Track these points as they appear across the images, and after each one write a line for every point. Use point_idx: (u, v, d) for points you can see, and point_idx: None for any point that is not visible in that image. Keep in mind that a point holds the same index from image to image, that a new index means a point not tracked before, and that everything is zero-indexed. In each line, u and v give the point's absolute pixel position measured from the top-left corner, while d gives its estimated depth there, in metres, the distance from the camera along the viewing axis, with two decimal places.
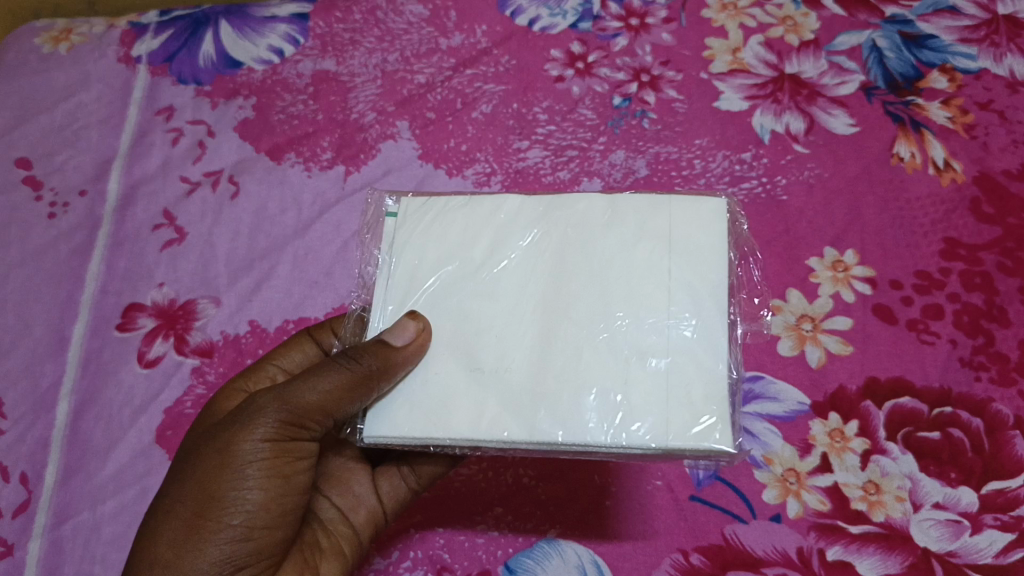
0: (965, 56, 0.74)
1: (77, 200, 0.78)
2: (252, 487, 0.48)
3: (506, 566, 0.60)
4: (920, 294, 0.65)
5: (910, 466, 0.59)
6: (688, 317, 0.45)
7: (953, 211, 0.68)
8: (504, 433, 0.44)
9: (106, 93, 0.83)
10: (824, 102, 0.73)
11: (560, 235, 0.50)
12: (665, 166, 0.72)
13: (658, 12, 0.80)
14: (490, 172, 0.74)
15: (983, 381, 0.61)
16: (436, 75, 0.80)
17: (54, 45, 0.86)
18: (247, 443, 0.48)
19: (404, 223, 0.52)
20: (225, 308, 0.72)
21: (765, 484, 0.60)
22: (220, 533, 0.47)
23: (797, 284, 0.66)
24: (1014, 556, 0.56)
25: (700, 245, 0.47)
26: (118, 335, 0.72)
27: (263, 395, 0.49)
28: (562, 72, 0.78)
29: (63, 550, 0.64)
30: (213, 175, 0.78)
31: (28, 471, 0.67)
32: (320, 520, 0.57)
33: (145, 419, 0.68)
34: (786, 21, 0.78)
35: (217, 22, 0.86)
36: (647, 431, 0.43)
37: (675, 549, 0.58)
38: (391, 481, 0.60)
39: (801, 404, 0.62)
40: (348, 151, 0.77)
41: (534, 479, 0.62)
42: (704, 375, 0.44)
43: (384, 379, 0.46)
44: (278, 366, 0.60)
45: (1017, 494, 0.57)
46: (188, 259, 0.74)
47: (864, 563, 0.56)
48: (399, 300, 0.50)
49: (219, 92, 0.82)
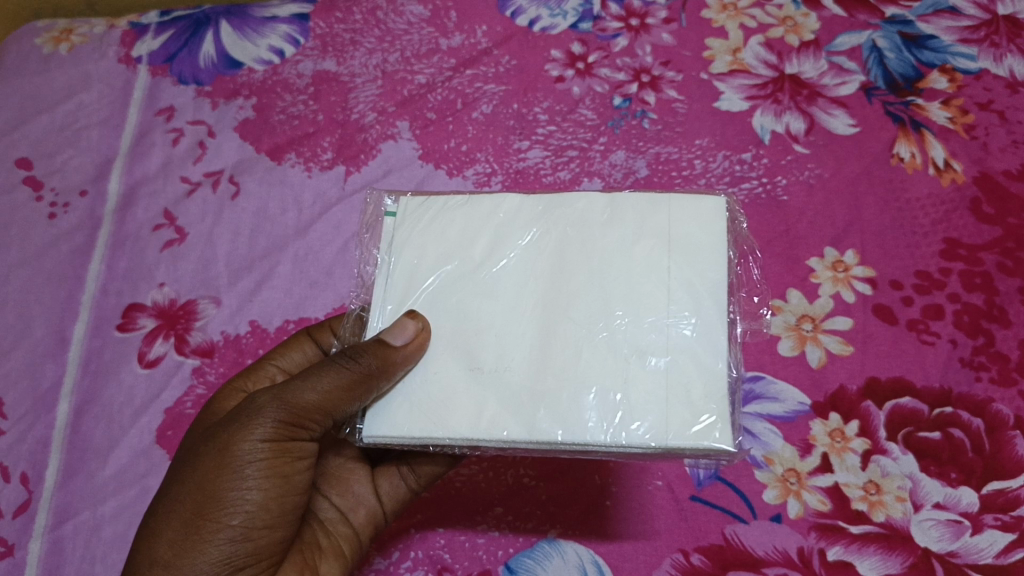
0: (965, 56, 0.74)
1: (78, 201, 0.78)
2: (252, 487, 0.48)
3: (507, 566, 0.60)
4: (920, 294, 0.65)
5: (911, 466, 0.59)
6: (688, 316, 0.45)
7: (953, 211, 0.68)
8: (503, 433, 0.44)
9: (106, 93, 0.83)
10: (824, 103, 0.73)
11: (559, 234, 0.50)
12: (665, 166, 0.72)
13: (658, 12, 0.80)
14: (490, 172, 0.74)
15: (983, 381, 0.61)
16: (437, 75, 0.80)
17: (55, 45, 0.87)
18: (247, 443, 0.48)
19: (404, 222, 0.52)
20: (225, 308, 0.72)
21: (765, 485, 0.60)
22: (219, 533, 0.47)
23: (797, 284, 0.66)
24: (1015, 557, 0.56)
25: (700, 243, 0.47)
26: (119, 335, 0.72)
27: (263, 395, 0.49)
28: (562, 72, 0.78)
29: (64, 550, 0.64)
30: (213, 175, 0.78)
31: (28, 471, 0.67)
32: (319, 520, 0.57)
33: (146, 419, 0.68)
34: (786, 21, 0.78)
35: (217, 22, 0.86)
36: (646, 430, 0.43)
37: (676, 549, 0.58)
38: (390, 481, 0.60)
39: (801, 404, 0.62)
40: (348, 151, 0.77)
41: (534, 480, 0.62)
42: (704, 374, 0.44)
43: (384, 379, 0.46)
44: (278, 366, 0.60)
45: (1017, 494, 0.57)
46: (189, 259, 0.74)
47: (865, 563, 0.56)
48: (399, 300, 0.50)
49: (220, 92, 0.82)
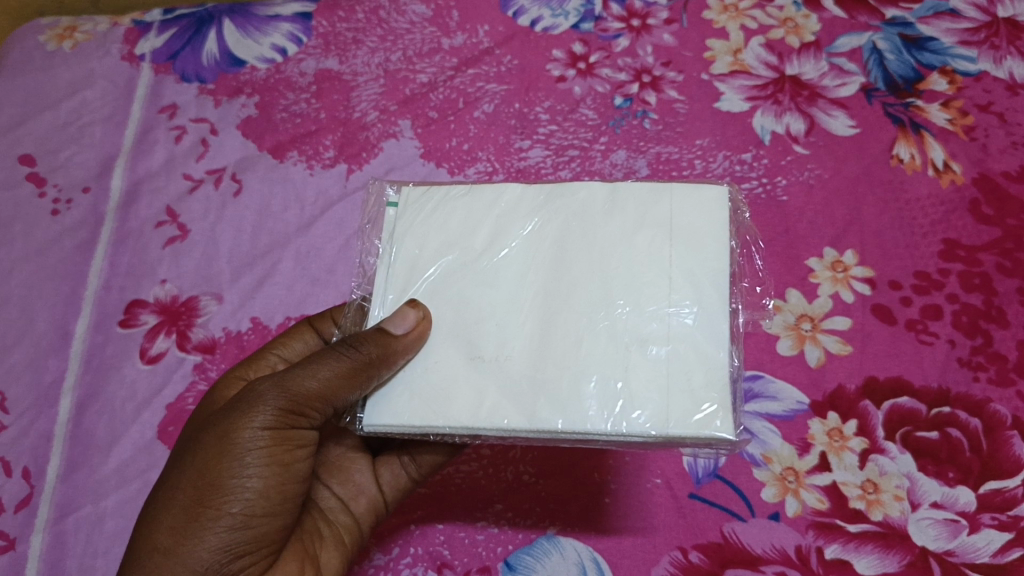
0: (965, 58, 0.74)
1: (80, 197, 0.78)
2: (252, 475, 0.48)
3: (506, 562, 0.60)
4: (919, 294, 0.65)
5: (909, 465, 0.59)
6: (689, 305, 0.46)
7: (953, 212, 0.68)
8: (504, 421, 0.44)
9: (109, 90, 0.84)
10: (825, 104, 0.74)
11: (561, 224, 0.50)
12: (666, 166, 0.72)
13: (659, 13, 0.80)
14: (492, 171, 0.75)
15: (981, 380, 0.61)
16: (439, 74, 0.80)
17: (58, 42, 0.87)
18: (247, 430, 0.48)
19: (405, 212, 0.52)
20: (227, 305, 0.72)
21: (764, 483, 0.60)
22: (219, 520, 0.47)
23: (797, 284, 0.66)
24: (1012, 556, 0.56)
25: (701, 233, 0.47)
26: (121, 330, 0.72)
27: (263, 382, 0.49)
28: (564, 72, 0.79)
29: (65, 545, 0.64)
30: (216, 172, 0.78)
31: (30, 466, 0.67)
32: (320, 509, 0.58)
33: (148, 415, 0.68)
34: (787, 22, 0.78)
35: (220, 21, 0.86)
36: (647, 419, 0.43)
37: (675, 547, 0.59)
38: (391, 471, 0.60)
39: (800, 403, 0.62)
40: (350, 149, 0.77)
41: (534, 476, 0.62)
42: (705, 363, 0.44)
43: (384, 367, 0.46)
44: (279, 355, 0.61)
45: (1014, 494, 0.57)
46: (191, 255, 0.75)
47: (863, 562, 0.57)
48: (400, 290, 0.50)
49: (222, 90, 0.82)
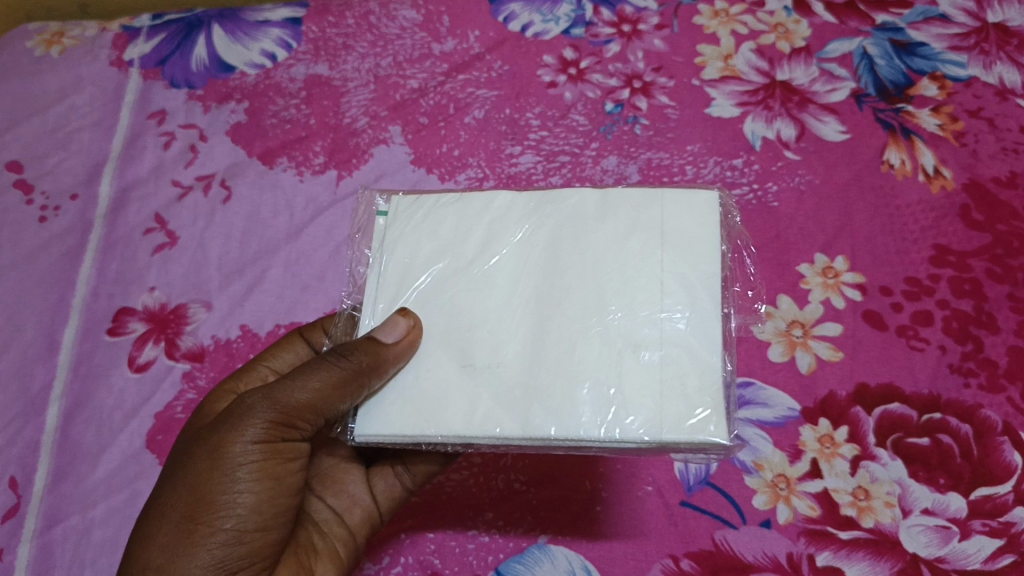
0: (954, 64, 0.74)
1: (68, 204, 0.78)
2: (243, 489, 0.47)
3: (497, 571, 0.59)
4: (909, 300, 0.65)
5: (899, 471, 0.59)
6: (682, 309, 0.45)
7: (943, 217, 0.68)
8: (497, 429, 0.44)
9: (98, 96, 0.83)
10: (815, 109, 0.74)
11: (552, 230, 0.50)
12: (657, 172, 0.72)
13: (650, 19, 0.80)
14: (483, 177, 0.74)
15: (972, 386, 0.61)
16: (430, 79, 0.80)
17: (47, 47, 0.86)
18: (237, 445, 0.47)
19: (396, 221, 0.52)
20: (216, 312, 0.71)
21: (754, 490, 0.60)
22: (211, 537, 0.47)
23: (788, 290, 0.66)
24: (1003, 562, 0.56)
25: (693, 237, 0.47)
26: (109, 338, 0.72)
27: (253, 395, 0.48)
28: (554, 77, 0.78)
29: (52, 555, 0.63)
30: (205, 179, 0.78)
31: (17, 475, 0.67)
32: (314, 521, 0.58)
33: (136, 423, 0.68)
34: (777, 28, 0.78)
35: (210, 26, 0.86)
36: (640, 425, 0.43)
37: (665, 555, 0.58)
38: (386, 481, 0.60)
39: (790, 409, 0.62)
40: (341, 155, 0.77)
41: (525, 484, 0.62)
42: (698, 367, 0.44)
43: (376, 376, 0.46)
44: (269, 367, 0.60)
45: (1006, 500, 0.57)
46: (180, 262, 0.74)
47: (854, 569, 0.57)
48: (391, 298, 0.50)
49: (212, 96, 0.82)
